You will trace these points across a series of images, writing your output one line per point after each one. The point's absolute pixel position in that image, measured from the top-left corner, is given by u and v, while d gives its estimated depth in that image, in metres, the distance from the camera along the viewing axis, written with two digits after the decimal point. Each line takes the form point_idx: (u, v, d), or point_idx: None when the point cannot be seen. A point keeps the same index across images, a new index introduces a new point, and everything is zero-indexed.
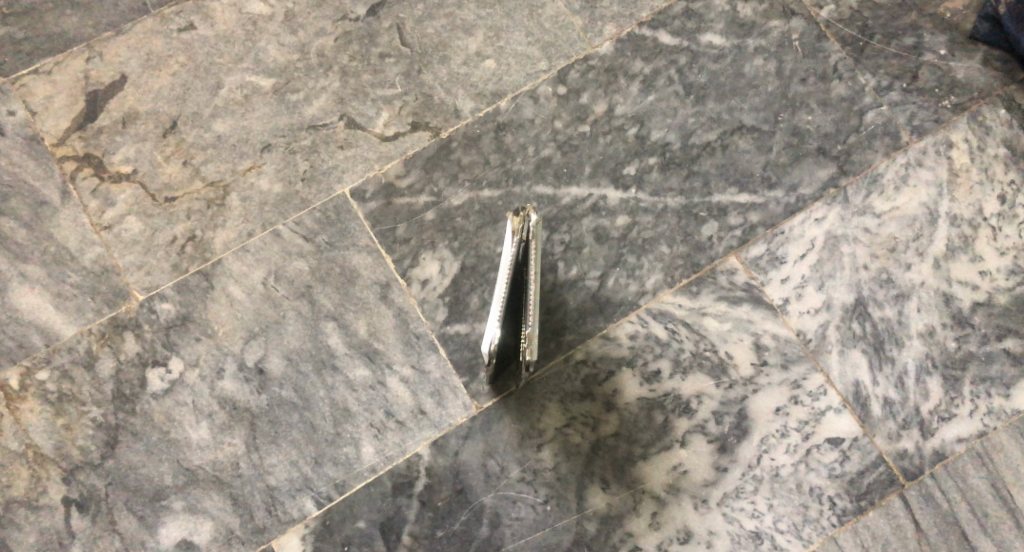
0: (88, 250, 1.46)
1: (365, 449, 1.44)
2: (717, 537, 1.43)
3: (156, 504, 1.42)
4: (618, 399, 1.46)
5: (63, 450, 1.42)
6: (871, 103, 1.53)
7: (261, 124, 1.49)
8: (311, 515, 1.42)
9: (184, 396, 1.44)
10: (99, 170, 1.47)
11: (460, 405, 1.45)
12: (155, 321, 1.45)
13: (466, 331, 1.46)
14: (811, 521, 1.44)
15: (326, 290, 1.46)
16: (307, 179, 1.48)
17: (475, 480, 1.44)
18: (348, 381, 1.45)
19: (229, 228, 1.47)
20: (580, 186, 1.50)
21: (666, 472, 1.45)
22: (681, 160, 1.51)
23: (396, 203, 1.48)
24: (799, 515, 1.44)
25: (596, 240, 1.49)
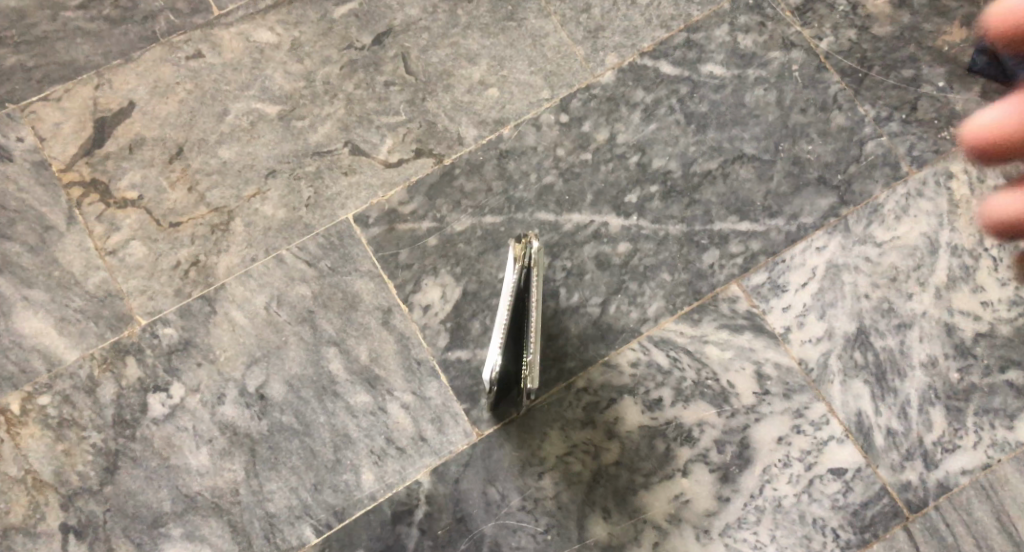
0: (93, 275, 1.46)
1: (365, 476, 1.44)
2: None
3: (155, 530, 1.41)
4: (620, 426, 1.46)
5: (61, 475, 1.42)
6: (871, 133, 1.54)
7: (266, 151, 1.50)
8: (310, 542, 1.42)
9: (184, 422, 1.44)
10: (105, 196, 1.47)
11: (460, 432, 1.45)
12: (157, 346, 1.45)
13: (467, 357, 1.47)
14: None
15: (328, 316, 1.47)
16: (311, 206, 1.49)
17: (475, 509, 1.43)
18: (349, 407, 1.45)
19: (233, 253, 1.47)
20: (582, 213, 1.51)
21: (668, 502, 1.44)
22: (683, 188, 1.52)
23: (399, 229, 1.49)
24: (802, 546, 1.43)
25: (598, 266, 1.50)
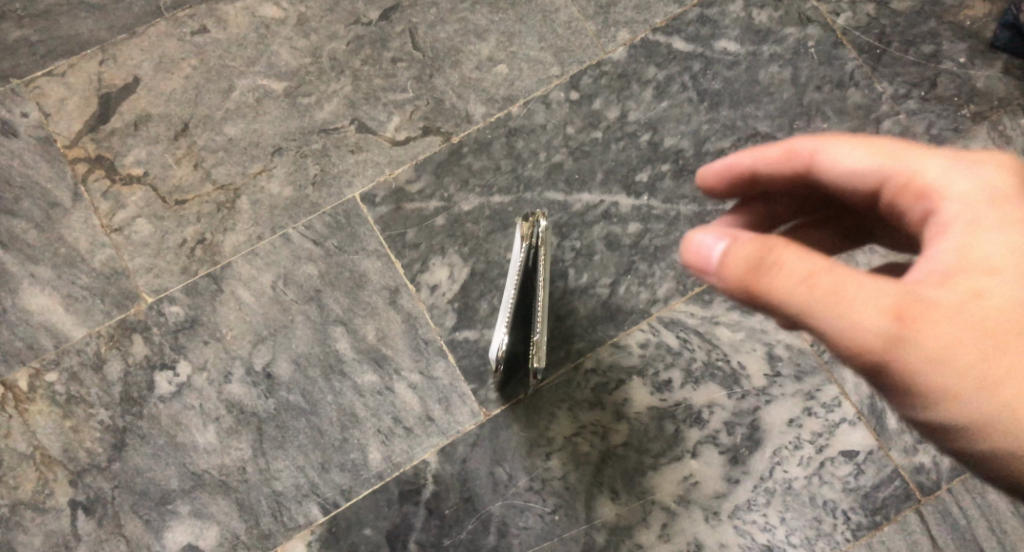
0: (99, 252, 1.44)
1: (372, 455, 1.44)
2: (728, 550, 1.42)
3: (163, 508, 1.42)
4: (628, 408, 1.46)
5: (70, 451, 1.42)
6: (888, 111, 1.51)
7: (272, 128, 1.48)
8: (316, 521, 1.43)
9: (191, 400, 1.44)
10: (111, 172, 1.45)
11: (467, 412, 1.45)
12: (164, 324, 1.44)
13: (475, 337, 1.46)
14: (824, 535, 1.42)
15: (335, 294, 1.46)
16: (317, 184, 1.47)
17: (482, 489, 1.44)
18: (356, 387, 1.45)
19: (239, 231, 1.46)
20: (592, 193, 1.49)
21: (676, 483, 1.44)
22: (695, 167, 1.50)
23: (406, 208, 1.47)
24: (812, 529, 1.42)
25: (608, 247, 1.48)
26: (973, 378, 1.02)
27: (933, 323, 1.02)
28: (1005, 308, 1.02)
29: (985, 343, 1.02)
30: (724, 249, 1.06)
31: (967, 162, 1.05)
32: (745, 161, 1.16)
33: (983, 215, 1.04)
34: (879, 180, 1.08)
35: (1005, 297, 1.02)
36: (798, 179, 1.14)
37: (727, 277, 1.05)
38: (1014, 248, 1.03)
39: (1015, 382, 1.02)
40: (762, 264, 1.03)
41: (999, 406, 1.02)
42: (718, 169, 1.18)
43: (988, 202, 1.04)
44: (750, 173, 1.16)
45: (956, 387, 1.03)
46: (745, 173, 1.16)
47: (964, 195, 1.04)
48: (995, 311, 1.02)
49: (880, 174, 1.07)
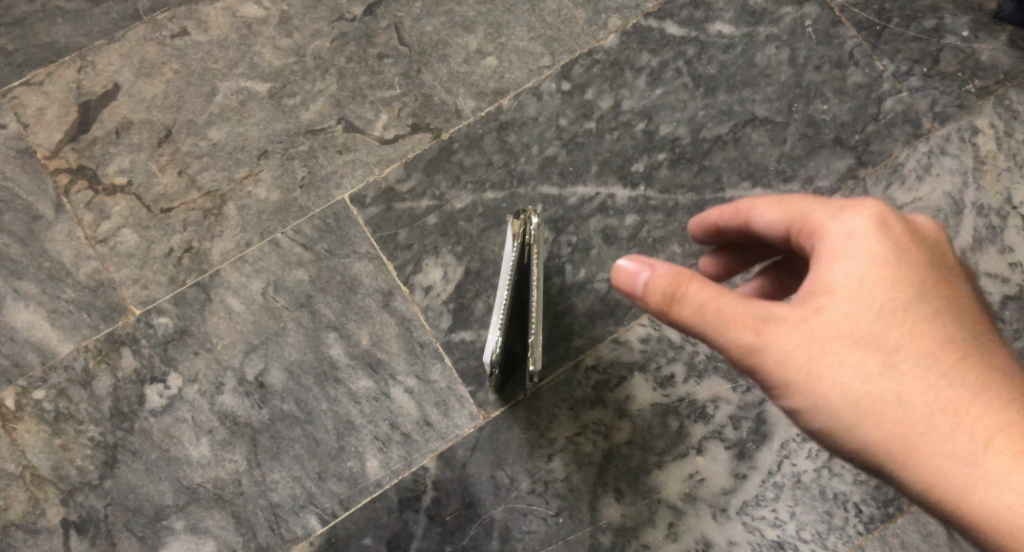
0: (84, 264, 1.40)
1: (370, 463, 1.41)
2: (737, 547, 1.40)
3: (157, 524, 1.39)
4: (631, 405, 1.43)
5: (60, 470, 1.38)
6: (890, 89, 1.46)
7: (257, 131, 1.43)
8: (315, 532, 1.40)
9: (183, 413, 1.40)
10: (94, 182, 1.41)
11: (466, 415, 1.42)
12: (153, 335, 1.40)
13: (471, 338, 1.42)
14: (836, 528, 1.40)
15: (327, 299, 1.42)
16: (306, 186, 1.43)
17: (484, 493, 1.41)
18: (352, 393, 1.42)
19: (227, 238, 1.42)
20: (587, 185, 1.45)
21: (682, 481, 1.41)
22: (691, 155, 1.46)
23: (397, 208, 1.43)
24: (823, 523, 1.40)
25: (605, 240, 1.44)
26: (807, 373, 1.07)
27: (776, 329, 1.07)
28: (846, 320, 1.07)
29: (821, 347, 1.07)
30: (644, 277, 1.11)
31: (844, 204, 1.10)
32: (714, 218, 1.19)
33: (843, 244, 1.08)
34: (784, 227, 1.12)
35: (847, 310, 1.07)
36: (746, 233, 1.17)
37: (646, 300, 1.11)
38: (875, 276, 1.08)
39: (844, 379, 1.07)
40: (663, 290, 1.09)
41: (846, 410, 1.07)
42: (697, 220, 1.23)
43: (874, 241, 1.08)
44: (713, 225, 1.20)
45: (793, 384, 1.08)
46: (710, 227, 1.21)
47: (855, 237, 1.08)
48: (836, 321, 1.07)
49: (785, 221, 1.12)
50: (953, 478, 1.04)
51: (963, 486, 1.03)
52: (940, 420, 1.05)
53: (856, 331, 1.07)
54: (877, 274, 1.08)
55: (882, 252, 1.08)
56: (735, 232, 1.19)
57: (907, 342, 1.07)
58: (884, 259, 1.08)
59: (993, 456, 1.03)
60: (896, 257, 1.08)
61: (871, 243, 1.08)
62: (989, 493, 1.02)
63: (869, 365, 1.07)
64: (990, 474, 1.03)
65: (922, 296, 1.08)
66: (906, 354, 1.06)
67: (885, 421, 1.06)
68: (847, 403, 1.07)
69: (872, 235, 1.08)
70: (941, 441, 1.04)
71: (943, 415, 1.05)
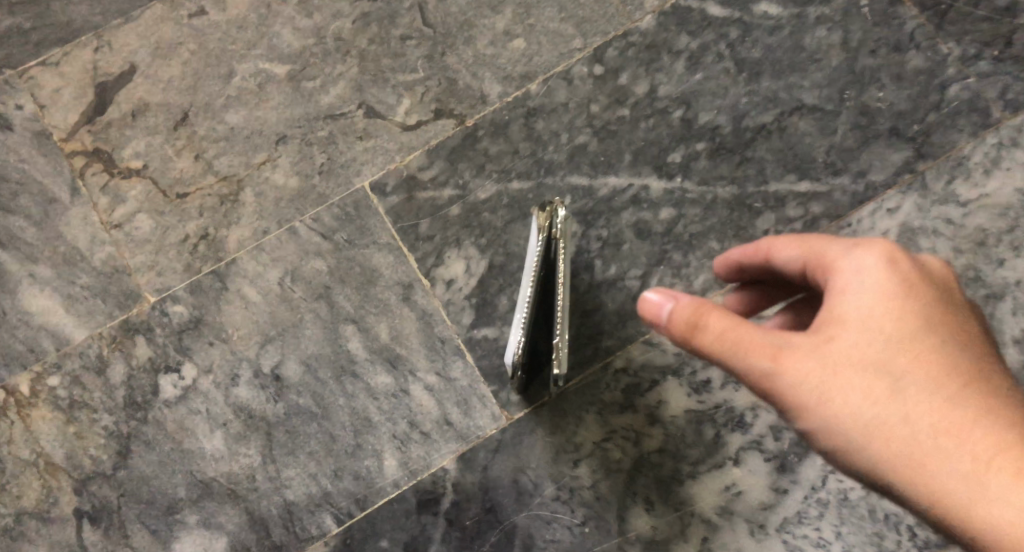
0: (99, 250, 1.37)
1: (388, 462, 1.36)
2: None
3: (170, 518, 1.35)
4: (663, 411, 1.36)
5: (74, 459, 1.36)
6: (955, 75, 1.35)
7: (276, 115, 1.38)
8: (330, 532, 1.35)
9: (197, 405, 1.36)
10: (109, 165, 1.37)
11: (488, 416, 1.36)
12: (167, 324, 1.37)
13: (494, 336, 1.36)
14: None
15: (345, 291, 1.37)
16: (324, 173, 1.38)
17: (505, 498, 1.35)
18: (370, 389, 1.36)
19: (244, 226, 1.37)
20: (620, 176, 1.37)
21: (717, 493, 1.34)
22: (733, 145, 1.37)
23: (418, 197, 1.37)
24: (872, 545, 1.32)
25: (638, 235, 1.36)
26: (817, 397, 1.07)
27: (789, 356, 1.07)
28: (858, 350, 1.07)
29: (832, 372, 1.07)
30: (667, 308, 1.11)
31: (857, 241, 1.10)
32: (736, 256, 1.20)
33: (855, 275, 1.08)
34: (801, 264, 1.12)
35: (857, 338, 1.07)
36: (768, 269, 1.18)
37: (670, 332, 1.11)
38: (888, 307, 1.07)
39: (853, 404, 1.06)
40: (684, 320, 1.10)
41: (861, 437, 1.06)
42: (721, 258, 1.23)
43: (887, 276, 1.08)
44: (737, 262, 1.20)
45: (803, 407, 1.07)
46: (733, 265, 1.22)
47: (870, 273, 1.08)
48: (846, 348, 1.07)
49: (801, 258, 1.12)
50: (959, 497, 1.03)
51: (968, 504, 1.02)
52: (946, 442, 1.04)
53: (866, 359, 1.07)
54: (887, 302, 1.08)
55: (893, 283, 1.08)
56: (758, 270, 1.19)
57: (914, 368, 1.06)
58: (894, 290, 1.08)
59: (996, 474, 1.02)
60: (905, 288, 1.08)
61: (881, 274, 1.08)
62: (994, 512, 1.01)
63: (877, 391, 1.06)
64: (995, 493, 1.02)
65: (929, 325, 1.08)
66: (913, 381, 1.06)
67: (893, 443, 1.05)
68: (856, 427, 1.06)
69: (883, 267, 1.08)
70: (947, 461, 1.04)
71: (948, 437, 1.04)
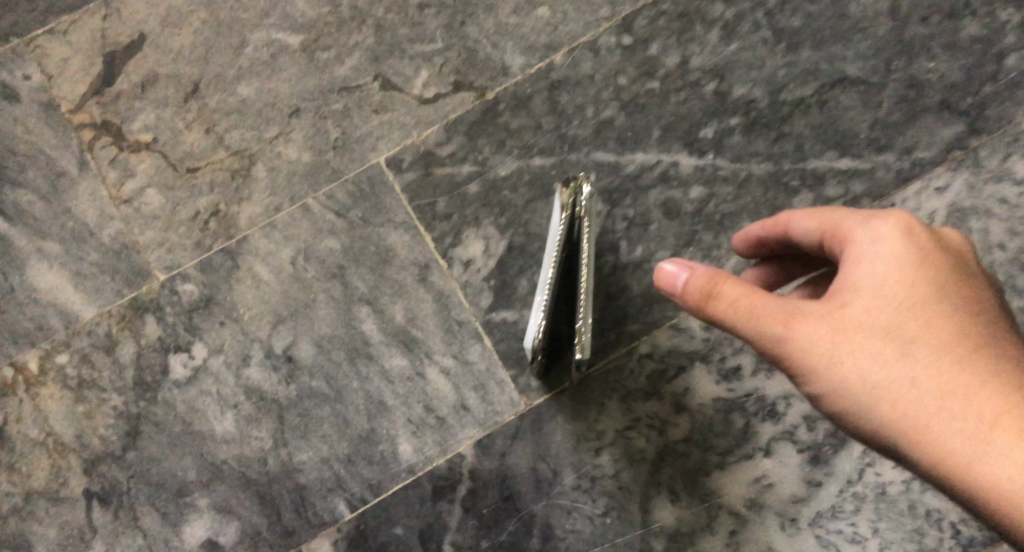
0: (108, 226, 1.33)
1: (402, 447, 1.31)
2: None
3: (180, 501, 1.32)
4: (690, 399, 1.30)
5: (82, 439, 1.32)
6: (1013, 44, 1.28)
7: (289, 87, 1.33)
8: (344, 518, 1.31)
9: (208, 385, 1.33)
10: (118, 138, 1.33)
11: (506, 401, 1.30)
12: (177, 303, 1.33)
13: (514, 319, 1.30)
14: (927, 549, 1.25)
15: (359, 271, 1.32)
16: (339, 148, 1.32)
17: (524, 486, 1.30)
18: (384, 372, 1.31)
19: (256, 202, 1.33)
20: (648, 152, 1.30)
21: (746, 486, 1.28)
22: (769, 120, 1.29)
23: (435, 174, 1.32)
24: (911, 543, 1.26)
25: (666, 215, 1.29)
26: (828, 361, 1.05)
27: (801, 321, 1.06)
28: (870, 316, 1.05)
29: (842, 336, 1.05)
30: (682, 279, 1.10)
31: (873, 211, 1.08)
32: (757, 230, 1.17)
33: (870, 242, 1.06)
34: (819, 237, 1.10)
35: (870, 304, 1.05)
36: (784, 241, 1.16)
37: (684, 301, 1.10)
38: (903, 275, 1.05)
39: (863, 368, 1.04)
40: (701, 291, 1.08)
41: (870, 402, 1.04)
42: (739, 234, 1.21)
43: (902, 245, 1.06)
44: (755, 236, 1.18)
45: (813, 370, 1.05)
46: (753, 239, 1.19)
47: (885, 241, 1.06)
48: (858, 313, 1.05)
49: (818, 229, 1.10)
50: (964, 459, 1.01)
51: (971, 466, 1.01)
52: (955, 406, 1.02)
53: (878, 325, 1.05)
54: (901, 270, 1.05)
55: (908, 251, 1.06)
56: (775, 243, 1.17)
57: (926, 334, 1.04)
58: (908, 256, 1.06)
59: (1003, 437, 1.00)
60: (921, 257, 1.06)
61: (896, 243, 1.06)
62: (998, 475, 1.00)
63: (887, 355, 1.04)
64: (998, 456, 1.00)
65: (942, 291, 1.05)
66: (923, 345, 1.04)
67: (901, 406, 1.03)
68: (866, 392, 1.04)
69: (898, 235, 1.06)
70: (953, 424, 1.02)
71: (955, 400, 1.02)
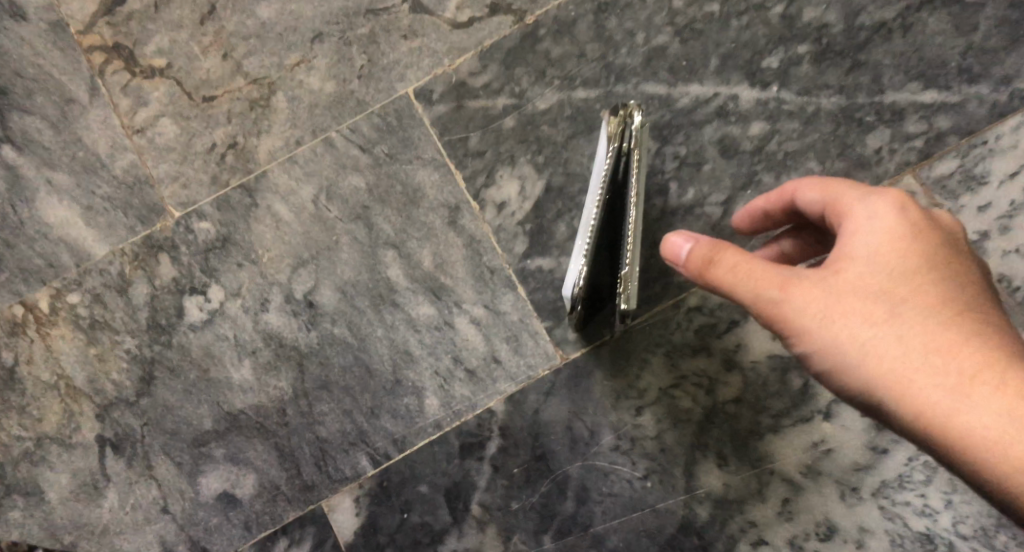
0: (120, 157, 1.24)
1: (429, 401, 1.21)
2: (871, 536, 1.14)
3: (196, 451, 1.23)
4: (742, 355, 1.17)
5: (95, 383, 1.24)
6: None
7: (312, 9, 1.23)
8: (366, 474, 1.21)
9: (225, 330, 1.23)
10: (130, 62, 1.24)
11: (541, 354, 1.20)
12: (193, 242, 1.23)
13: (550, 267, 1.20)
14: (1006, 525, 1.13)
15: (386, 212, 1.21)
16: (364, 77, 1.22)
17: (559, 446, 1.19)
18: (411, 320, 1.21)
19: (275, 134, 1.23)
20: (704, 83, 1.17)
21: (803, 451, 1.16)
22: (843, 47, 1.15)
23: (468, 106, 1.21)
24: (988, 517, 1.13)
25: (722, 153, 1.16)
26: (819, 320, 0.99)
27: (795, 281, 1.00)
28: (867, 283, 0.99)
29: (835, 295, 0.99)
30: (686, 248, 1.04)
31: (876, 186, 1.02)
32: (761, 203, 1.09)
33: (864, 204, 1.01)
34: (820, 207, 1.04)
35: (861, 264, 1.00)
36: (787, 215, 1.09)
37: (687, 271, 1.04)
38: (901, 245, 1.00)
39: (857, 331, 0.98)
40: (700, 253, 1.03)
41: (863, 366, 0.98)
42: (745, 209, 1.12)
43: (902, 218, 1.00)
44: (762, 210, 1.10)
45: (803, 330, 0.99)
46: (758, 215, 1.11)
47: (885, 214, 1.00)
48: (852, 275, 0.99)
49: (823, 204, 1.03)
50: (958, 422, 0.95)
51: (957, 423, 0.95)
52: (950, 368, 0.96)
53: (875, 291, 0.99)
54: (900, 242, 1.00)
55: (907, 225, 1.00)
56: (778, 218, 1.10)
57: (915, 292, 0.99)
58: (908, 229, 1.00)
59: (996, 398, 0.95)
60: (920, 231, 1.00)
61: (895, 215, 1.01)
62: (986, 433, 0.94)
63: (882, 320, 0.98)
64: (991, 417, 0.94)
65: (932, 251, 1.00)
66: (919, 311, 0.98)
67: (895, 371, 0.97)
68: (859, 355, 0.98)
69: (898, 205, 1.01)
70: (946, 390, 0.96)
71: (948, 364, 0.96)
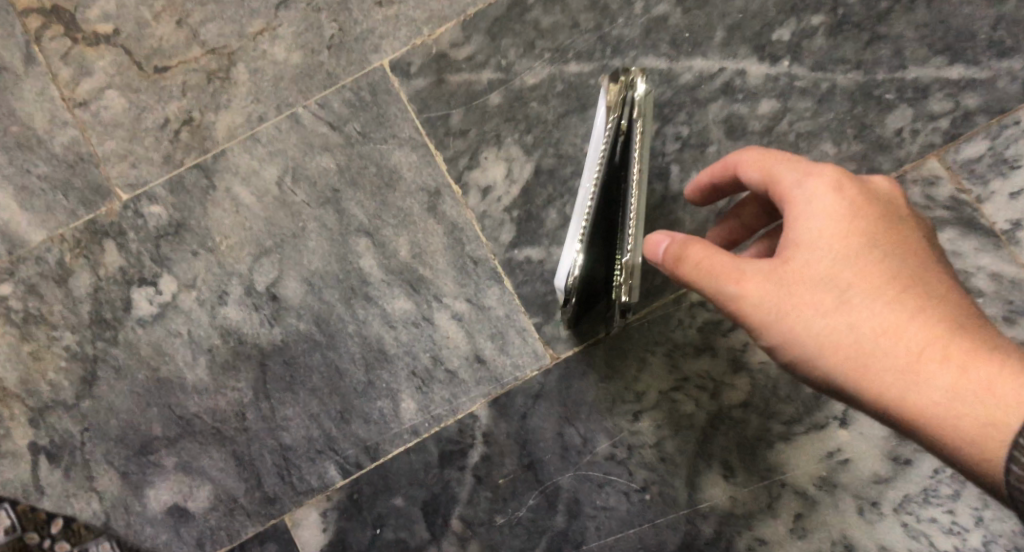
0: (60, 133, 1.11)
1: (404, 405, 1.10)
2: None
3: (143, 459, 1.11)
4: (750, 356, 1.08)
5: (30, 384, 1.11)
6: None
7: None
8: (334, 486, 1.10)
9: (177, 326, 1.11)
10: (72, 28, 1.12)
11: (528, 353, 1.09)
12: (142, 228, 1.11)
13: (540, 258, 1.09)
14: None
15: (357, 196, 1.10)
16: (335, 47, 1.11)
17: (548, 455, 1.09)
18: (385, 315, 1.10)
19: (235, 110, 1.11)
20: (709, 57, 1.07)
21: (816, 462, 1.07)
22: (860, 19, 1.07)
23: (449, 81, 1.10)
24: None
25: (729, 134, 1.07)
26: (777, 316, 0.91)
27: (750, 274, 0.91)
28: (819, 270, 0.91)
29: (789, 287, 0.91)
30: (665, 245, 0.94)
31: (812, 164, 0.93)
32: (704, 178, 0.99)
33: (804, 183, 0.92)
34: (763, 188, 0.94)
35: (813, 251, 0.91)
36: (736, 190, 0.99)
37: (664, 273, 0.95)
38: (847, 226, 0.91)
39: (817, 325, 0.90)
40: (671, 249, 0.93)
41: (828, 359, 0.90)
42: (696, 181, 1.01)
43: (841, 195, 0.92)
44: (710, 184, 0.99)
45: (765, 328, 0.91)
46: (707, 190, 1.00)
47: (826, 192, 0.92)
48: (802, 264, 0.91)
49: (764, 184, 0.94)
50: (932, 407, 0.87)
51: (931, 409, 0.87)
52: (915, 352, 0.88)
53: (828, 278, 0.91)
54: (846, 223, 0.91)
55: (848, 203, 0.92)
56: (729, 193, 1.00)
57: (870, 274, 0.90)
58: (849, 208, 0.92)
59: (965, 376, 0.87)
60: (862, 209, 0.92)
61: (836, 194, 0.92)
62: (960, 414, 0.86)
63: (840, 310, 0.90)
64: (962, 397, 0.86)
65: (881, 227, 0.92)
66: (875, 295, 0.90)
67: (860, 361, 0.89)
68: (823, 349, 0.90)
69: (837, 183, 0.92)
70: (915, 375, 0.88)
71: (913, 348, 0.88)
